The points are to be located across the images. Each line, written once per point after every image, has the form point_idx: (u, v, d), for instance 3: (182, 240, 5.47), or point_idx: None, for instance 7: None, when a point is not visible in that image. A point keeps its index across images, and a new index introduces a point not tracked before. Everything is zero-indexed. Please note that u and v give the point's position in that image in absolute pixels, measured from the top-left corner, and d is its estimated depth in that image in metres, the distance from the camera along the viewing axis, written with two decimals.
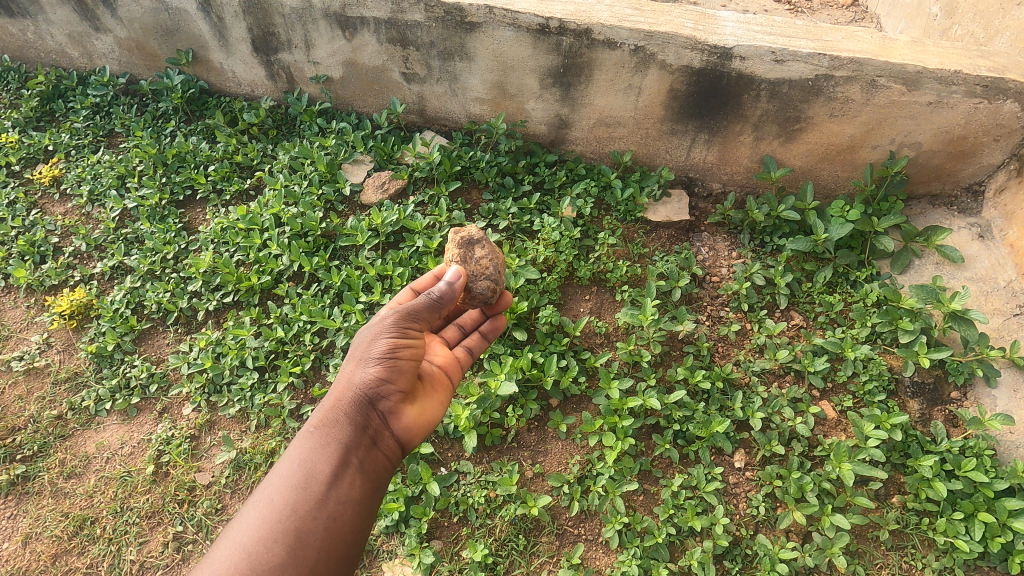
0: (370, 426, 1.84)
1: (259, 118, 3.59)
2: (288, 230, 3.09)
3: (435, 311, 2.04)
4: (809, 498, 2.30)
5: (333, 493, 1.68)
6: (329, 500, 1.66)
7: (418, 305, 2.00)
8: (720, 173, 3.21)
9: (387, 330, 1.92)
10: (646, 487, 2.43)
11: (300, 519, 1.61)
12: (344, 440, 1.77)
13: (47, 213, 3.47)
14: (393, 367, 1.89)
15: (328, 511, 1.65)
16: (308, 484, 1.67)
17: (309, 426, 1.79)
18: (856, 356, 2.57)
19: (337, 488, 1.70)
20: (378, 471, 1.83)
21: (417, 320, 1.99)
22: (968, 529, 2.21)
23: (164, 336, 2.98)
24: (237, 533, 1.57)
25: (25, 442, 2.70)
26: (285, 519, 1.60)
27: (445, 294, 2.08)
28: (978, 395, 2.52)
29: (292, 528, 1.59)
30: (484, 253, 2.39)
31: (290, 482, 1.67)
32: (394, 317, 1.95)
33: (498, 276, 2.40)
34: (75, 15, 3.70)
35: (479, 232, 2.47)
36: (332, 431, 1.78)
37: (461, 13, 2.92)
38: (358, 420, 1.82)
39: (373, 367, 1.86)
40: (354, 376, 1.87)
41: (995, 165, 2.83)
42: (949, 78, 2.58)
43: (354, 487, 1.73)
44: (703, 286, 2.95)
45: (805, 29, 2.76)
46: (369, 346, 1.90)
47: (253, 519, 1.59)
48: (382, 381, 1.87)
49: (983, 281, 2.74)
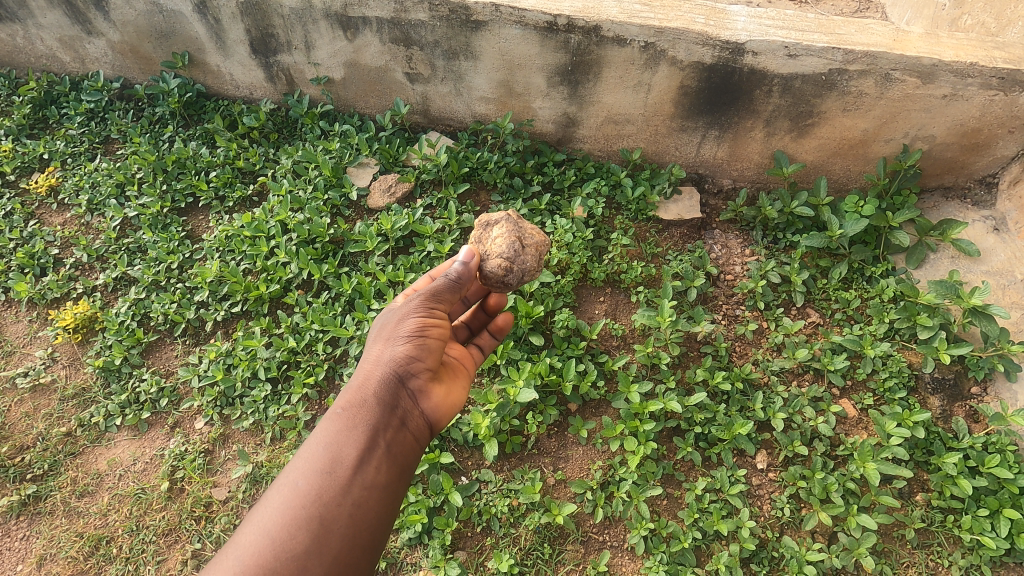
0: (396, 407, 1.79)
1: (259, 121, 3.51)
2: (295, 237, 3.05)
3: (456, 292, 2.05)
4: (834, 499, 2.29)
5: (359, 477, 1.60)
6: (355, 485, 1.58)
7: (440, 286, 2.01)
8: (730, 169, 3.18)
9: (414, 311, 1.94)
10: (669, 490, 2.42)
11: (324, 505, 1.52)
12: (371, 422, 1.71)
13: (46, 223, 3.39)
14: (421, 346, 1.89)
15: (353, 496, 1.57)
16: (333, 469, 1.59)
17: (336, 408, 1.73)
18: (875, 354, 2.56)
19: (363, 472, 1.62)
20: (404, 456, 1.76)
21: (441, 302, 2.01)
22: (994, 526, 2.22)
23: (171, 348, 2.92)
24: (261, 519, 1.49)
25: (35, 460, 2.64)
26: (309, 505, 1.52)
27: (461, 274, 2.06)
28: (998, 389, 2.53)
29: (318, 514, 1.51)
30: (500, 233, 2.32)
31: (315, 466, 1.59)
32: (419, 299, 1.96)
33: (516, 252, 2.27)
34: (67, 19, 3.59)
35: (502, 214, 2.42)
36: (358, 413, 1.72)
37: (466, 11, 2.86)
38: (386, 401, 1.77)
39: (401, 345, 1.86)
40: (383, 355, 1.85)
41: (1009, 157, 2.82)
42: (964, 70, 2.55)
43: (380, 472, 1.65)
44: (717, 285, 2.93)
45: (818, 22, 2.71)
46: (397, 326, 1.90)
47: (277, 506, 1.51)
48: (410, 360, 1.85)
49: (999, 275, 2.74)
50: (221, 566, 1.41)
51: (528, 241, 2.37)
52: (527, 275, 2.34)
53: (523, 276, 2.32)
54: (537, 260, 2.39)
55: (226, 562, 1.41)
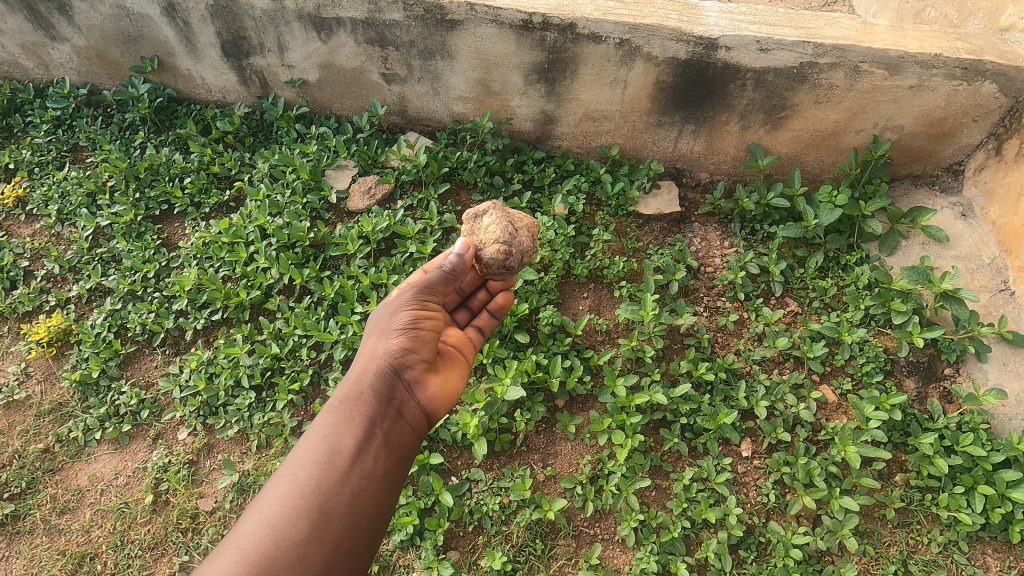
0: (393, 398, 1.79)
1: (233, 125, 3.46)
2: (274, 242, 3.00)
3: (450, 284, 2.03)
4: (817, 482, 2.35)
5: (357, 467, 1.59)
6: (353, 475, 1.58)
7: (433, 279, 1.99)
8: (707, 163, 3.23)
9: (406, 304, 1.93)
10: (658, 482, 2.45)
11: (323, 494, 1.52)
12: (368, 414, 1.70)
13: (14, 235, 3.29)
14: (415, 338, 1.89)
15: (352, 485, 1.56)
16: (331, 459, 1.58)
17: (334, 401, 1.72)
18: (853, 340, 2.62)
19: (360, 463, 1.61)
20: (402, 446, 1.75)
21: (434, 294, 2.00)
22: (969, 503, 2.30)
23: (151, 359, 2.88)
24: (261, 509, 1.48)
25: (12, 479, 2.58)
26: (308, 494, 1.51)
27: (456, 266, 2.03)
28: (970, 370, 2.62)
29: (317, 503, 1.50)
30: (492, 220, 2.33)
31: (314, 457, 1.58)
32: (411, 292, 1.95)
33: (511, 236, 2.29)
34: (29, 24, 3.49)
35: (488, 204, 2.43)
36: (355, 405, 1.71)
37: (442, 11, 2.85)
38: (382, 393, 1.76)
39: (395, 337, 1.86)
40: (377, 348, 1.84)
41: (974, 145, 2.91)
42: (930, 61, 2.61)
43: (378, 462, 1.65)
44: (698, 277, 2.97)
45: (787, 17, 2.76)
46: (390, 319, 1.89)
47: (276, 495, 1.50)
48: (405, 352, 1.85)
49: (968, 259, 2.82)
50: (224, 554, 1.41)
51: (519, 224, 2.38)
52: (526, 255, 2.35)
53: (523, 256, 2.34)
54: (532, 239, 2.41)
55: (229, 551, 1.42)
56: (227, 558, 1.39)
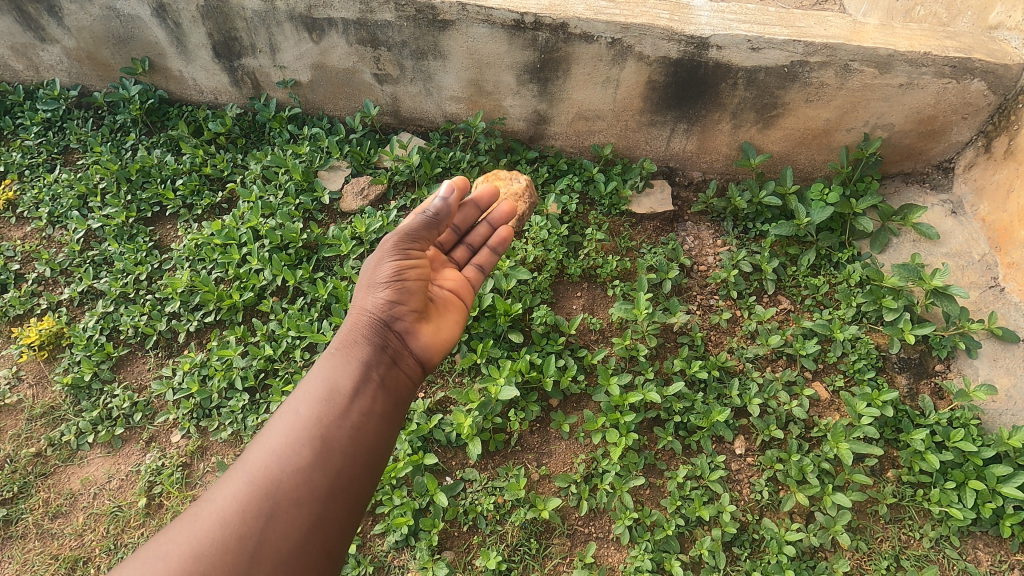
0: (387, 345, 1.82)
1: (225, 126, 3.44)
2: (267, 243, 3.00)
3: (435, 228, 2.02)
4: (810, 479, 2.37)
5: (356, 404, 1.64)
6: (353, 411, 1.62)
7: (415, 226, 1.98)
8: (700, 162, 3.24)
9: (390, 253, 1.92)
10: (652, 480, 2.46)
11: (324, 427, 1.56)
12: (364, 358, 1.76)
13: (5, 238, 3.27)
14: (402, 289, 1.90)
15: (351, 420, 1.60)
16: (332, 397, 1.63)
17: (332, 348, 1.79)
18: (844, 337, 2.64)
19: (359, 400, 1.66)
20: (400, 389, 1.79)
21: (418, 240, 1.98)
22: (960, 498, 2.32)
23: (143, 362, 2.86)
24: (265, 440, 1.53)
25: (3, 484, 2.57)
26: (310, 426, 1.56)
27: (441, 211, 2.01)
28: (961, 366, 2.64)
29: (319, 434, 1.55)
30: None
31: (314, 395, 1.63)
32: (393, 241, 1.94)
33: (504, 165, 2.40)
34: (18, 26, 3.47)
35: None
36: (352, 349, 1.77)
37: (433, 11, 2.84)
38: (377, 339, 1.81)
39: (382, 291, 1.87)
40: (366, 301, 1.88)
41: (963, 143, 2.93)
42: (919, 60, 2.62)
43: (377, 401, 1.69)
44: (691, 276, 2.98)
45: (778, 16, 2.77)
46: (375, 272, 1.91)
47: (278, 429, 1.55)
48: (392, 303, 1.87)
49: (959, 256, 2.84)
50: (231, 479, 1.47)
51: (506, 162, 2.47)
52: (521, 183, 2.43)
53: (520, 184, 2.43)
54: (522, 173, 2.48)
55: (236, 475, 1.48)
56: (235, 481, 1.45)
